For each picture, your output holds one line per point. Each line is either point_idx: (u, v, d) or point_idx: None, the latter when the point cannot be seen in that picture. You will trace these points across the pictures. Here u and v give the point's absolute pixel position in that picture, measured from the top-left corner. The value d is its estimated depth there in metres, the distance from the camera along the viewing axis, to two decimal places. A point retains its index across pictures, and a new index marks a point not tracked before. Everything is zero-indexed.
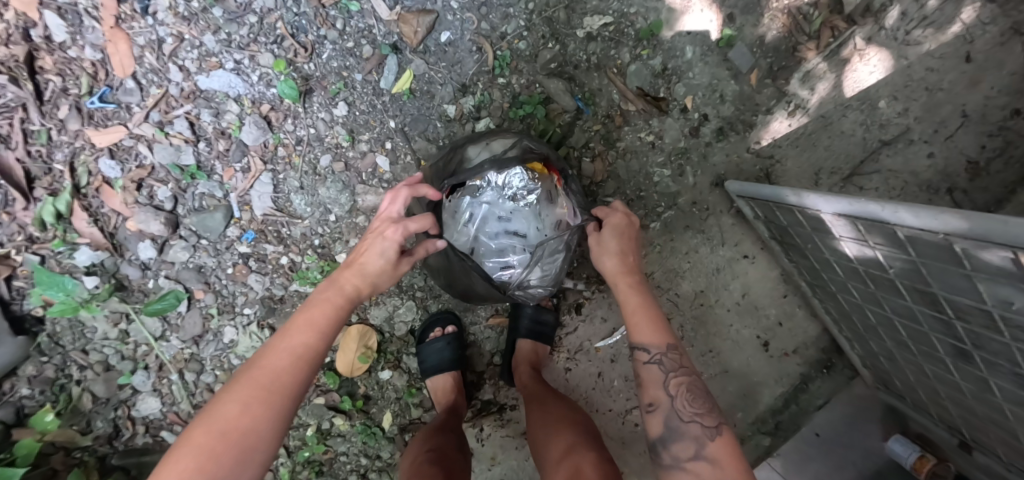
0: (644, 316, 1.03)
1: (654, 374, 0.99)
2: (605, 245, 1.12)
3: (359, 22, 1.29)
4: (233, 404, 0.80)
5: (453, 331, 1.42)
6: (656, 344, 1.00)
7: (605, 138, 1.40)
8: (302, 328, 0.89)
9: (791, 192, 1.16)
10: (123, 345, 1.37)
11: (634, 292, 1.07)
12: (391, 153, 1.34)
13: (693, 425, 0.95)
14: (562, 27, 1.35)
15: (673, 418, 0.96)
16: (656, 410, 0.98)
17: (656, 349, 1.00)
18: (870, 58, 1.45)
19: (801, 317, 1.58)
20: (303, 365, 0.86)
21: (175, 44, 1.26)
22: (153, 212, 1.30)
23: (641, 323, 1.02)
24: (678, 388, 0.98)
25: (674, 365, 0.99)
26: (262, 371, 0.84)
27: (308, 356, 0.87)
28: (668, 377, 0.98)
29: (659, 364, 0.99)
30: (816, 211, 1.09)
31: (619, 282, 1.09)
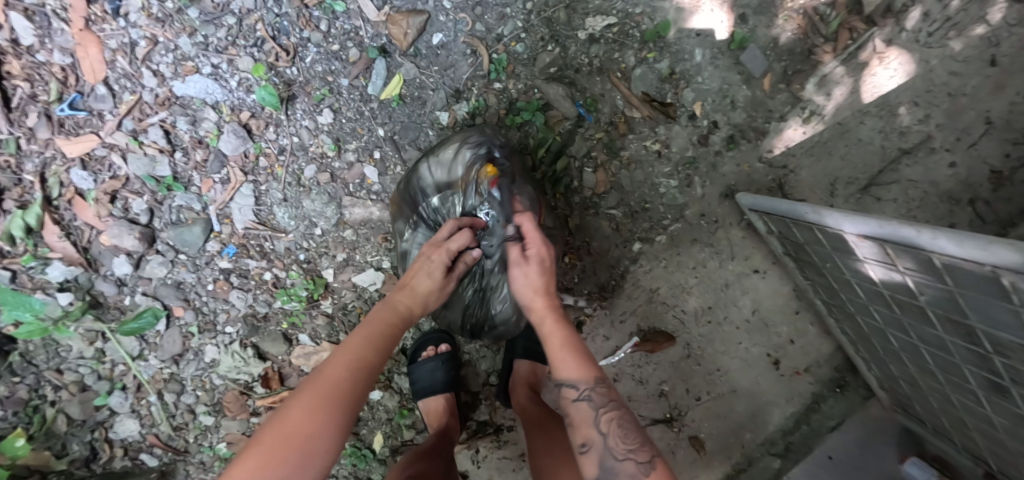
0: (569, 350, 0.97)
1: (583, 413, 0.93)
2: (523, 274, 1.02)
3: (345, 23, 1.21)
4: (296, 410, 0.83)
5: (446, 350, 1.34)
6: (586, 380, 0.94)
7: (608, 146, 1.32)
8: (361, 342, 0.95)
9: (810, 210, 1.07)
10: (99, 364, 1.30)
11: (558, 325, 0.98)
12: (380, 163, 1.26)
13: (627, 462, 0.89)
14: (563, 29, 1.27)
15: (607, 458, 0.90)
16: (588, 451, 0.92)
17: (584, 385, 0.94)
18: (890, 62, 1.36)
19: (814, 334, 1.50)
20: (359, 373, 0.90)
21: (149, 47, 1.18)
22: (127, 226, 1.22)
23: (566, 359, 0.96)
24: (609, 423, 0.92)
25: (603, 400, 0.94)
26: (330, 378, 0.88)
27: (369, 367, 0.92)
28: (597, 415, 0.93)
29: (588, 401, 0.94)
30: (839, 230, 1.00)
31: (542, 312, 1.00)
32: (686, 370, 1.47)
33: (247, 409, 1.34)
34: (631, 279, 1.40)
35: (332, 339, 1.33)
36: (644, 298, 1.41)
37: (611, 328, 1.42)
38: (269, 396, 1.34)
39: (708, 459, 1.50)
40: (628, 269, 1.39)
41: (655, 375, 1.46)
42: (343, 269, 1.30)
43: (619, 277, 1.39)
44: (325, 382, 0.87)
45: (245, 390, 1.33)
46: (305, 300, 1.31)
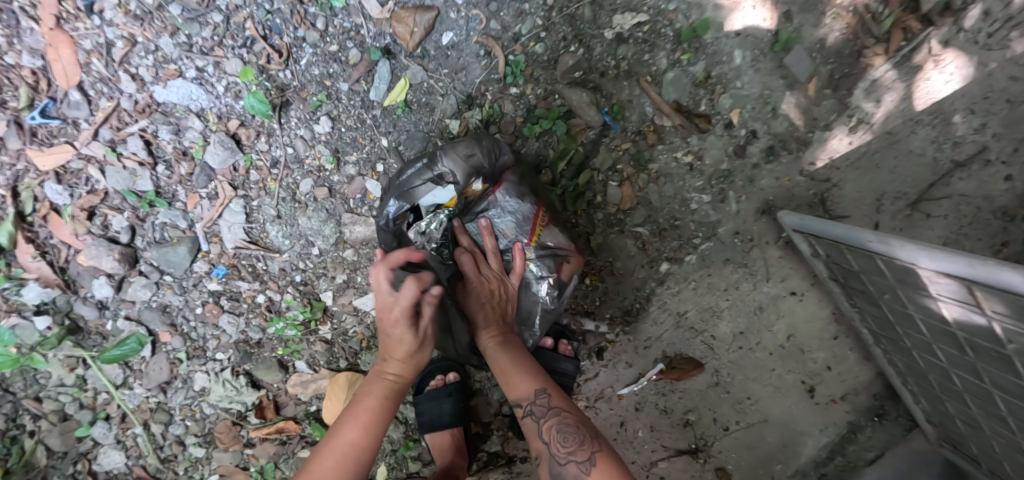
0: (512, 372, 1.02)
1: (531, 427, 0.99)
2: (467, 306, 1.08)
3: (344, 20, 1.08)
4: None
5: (455, 379, 1.25)
6: (525, 395, 1.00)
7: (635, 158, 1.19)
8: (350, 426, 0.93)
9: (875, 239, 0.92)
10: (80, 392, 1.20)
11: (501, 349, 1.04)
12: (384, 177, 1.14)
13: (570, 464, 0.92)
14: (587, 27, 1.14)
15: (554, 464, 0.94)
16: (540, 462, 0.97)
17: (526, 400, 1.00)
18: (946, 65, 1.22)
19: (853, 360, 1.38)
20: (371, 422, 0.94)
21: (126, 48, 1.06)
22: (106, 246, 1.11)
23: (509, 378, 1.02)
24: (550, 432, 0.96)
25: (544, 409, 0.98)
26: (317, 474, 0.87)
27: (357, 454, 0.90)
28: (540, 426, 0.97)
29: (531, 415, 0.99)
30: (910, 264, 0.87)
31: (489, 340, 1.06)
32: (714, 398, 1.36)
33: (241, 440, 1.24)
34: (657, 303, 1.28)
35: (332, 365, 1.23)
36: (670, 322, 1.30)
37: (634, 354, 1.31)
38: (265, 426, 1.23)
39: None
40: (654, 292, 1.27)
41: (680, 404, 1.35)
42: (344, 292, 1.19)
43: (644, 300, 1.28)
44: (341, 439, 0.91)
45: (239, 420, 1.23)
46: (303, 325, 1.20)
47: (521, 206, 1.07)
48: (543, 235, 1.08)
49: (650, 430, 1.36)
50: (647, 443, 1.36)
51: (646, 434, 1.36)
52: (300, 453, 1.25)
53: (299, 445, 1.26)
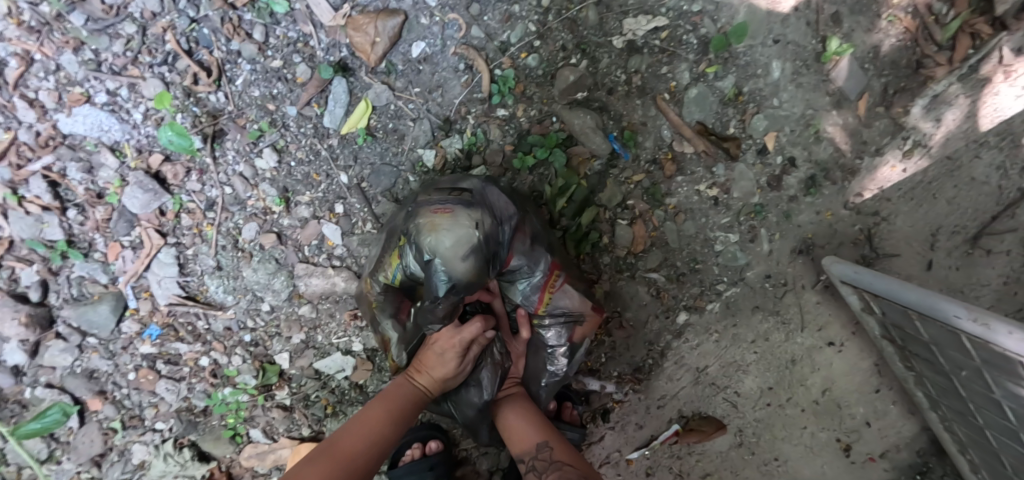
0: (516, 420, 0.92)
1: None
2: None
3: (289, 29, 0.88)
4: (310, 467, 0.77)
5: (437, 449, 1.05)
6: (527, 448, 0.88)
7: (649, 193, 0.99)
8: (379, 410, 0.86)
9: (969, 316, 0.72)
10: (0, 467, 1.02)
11: (515, 397, 0.96)
12: (345, 219, 0.95)
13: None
14: (591, 35, 0.92)
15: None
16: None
17: (525, 456, 0.88)
18: (1017, 77, 1.00)
19: (896, 415, 1.20)
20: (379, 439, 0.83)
21: (21, 67, 0.85)
22: (13, 305, 0.93)
23: (516, 428, 0.91)
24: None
25: (544, 463, 0.85)
26: (341, 443, 0.81)
27: (382, 441, 0.83)
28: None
29: (531, 470, 0.86)
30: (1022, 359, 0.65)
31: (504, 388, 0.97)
32: (737, 460, 1.18)
33: None
34: (673, 357, 1.09)
35: (293, 434, 1.05)
36: (688, 379, 1.11)
37: (645, 415, 1.13)
38: None
39: None
40: (670, 346, 1.08)
41: (698, 467, 1.17)
42: (302, 353, 1.00)
43: (658, 355, 1.09)
44: (366, 428, 0.84)
45: None
46: (255, 390, 1.02)
47: (534, 275, 0.91)
48: (555, 299, 0.93)
49: None
50: None
51: None
52: None
53: None
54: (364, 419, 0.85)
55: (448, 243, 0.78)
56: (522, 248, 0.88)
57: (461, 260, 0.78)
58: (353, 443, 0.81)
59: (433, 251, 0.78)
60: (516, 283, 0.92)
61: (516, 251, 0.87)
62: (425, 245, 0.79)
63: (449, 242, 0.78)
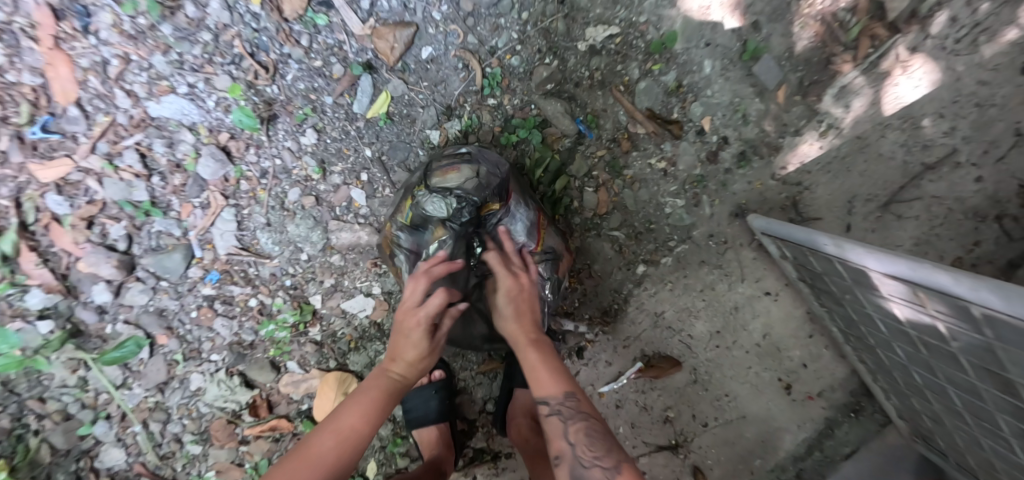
0: (541, 368, 0.98)
1: (554, 425, 0.94)
2: (499, 308, 1.06)
3: (327, 37, 1.13)
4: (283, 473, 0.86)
5: (440, 377, 1.31)
6: (553, 394, 0.96)
7: (610, 165, 1.24)
8: (351, 411, 0.94)
9: (829, 242, 0.99)
10: (82, 392, 1.25)
11: (533, 346, 1.01)
12: (368, 185, 1.20)
13: (596, 471, 0.90)
14: (561, 40, 1.18)
15: (576, 468, 0.91)
16: (561, 464, 0.93)
17: (552, 398, 0.96)
18: (913, 71, 1.24)
19: (828, 358, 1.41)
20: (348, 439, 0.91)
21: (121, 66, 1.11)
22: (105, 254, 1.17)
23: (539, 376, 0.98)
24: (579, 434, 0.93)
25: (572, 411, 0.94)
26: (311, 448, 0.89)
27: (351, 438, 0.91)
28: (566, 426, 0.94)
29: (558, 413, 0.95)
30: (862, 266, 0.93)
31: (518, 339, 1.03)
32: (693, 395, 1.40)
33: (236, 437, 1.30)
34: (635, 303, 1.33)
35: (322, 366, 1.28)
36: (648, 322, 1.34)
37: (613, 353, 1.36)
38: (258, 424, 1.29)
39: None
40: (632, 293, 1.32)
41: (660, 401, 1.39)
42: (332, 295, 1.24)
43: (623, 301, 1.33)
44: (338, 425, 0.92)
45: (234, 418, 1.29)
46: (293, 327, 1.25)
47: (527, 212, 1.15)
48: (546, 239, 1.17)
49: (631, 426, 1.40)
50: (628, 438, 1.40)
51: (626, 429, 1.40)
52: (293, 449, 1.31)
53: (292, 442, 1.31)
54: (333, 420, 0.93)
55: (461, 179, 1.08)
56: (517, 190, 1.14)
57: (468, 196, 1.07)
58: (320, 445, 0.90)
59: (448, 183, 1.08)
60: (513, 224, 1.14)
61: (512, 190, 1.13)
62: (439, 188, 1.08)
63: (459, 180, 1.08)
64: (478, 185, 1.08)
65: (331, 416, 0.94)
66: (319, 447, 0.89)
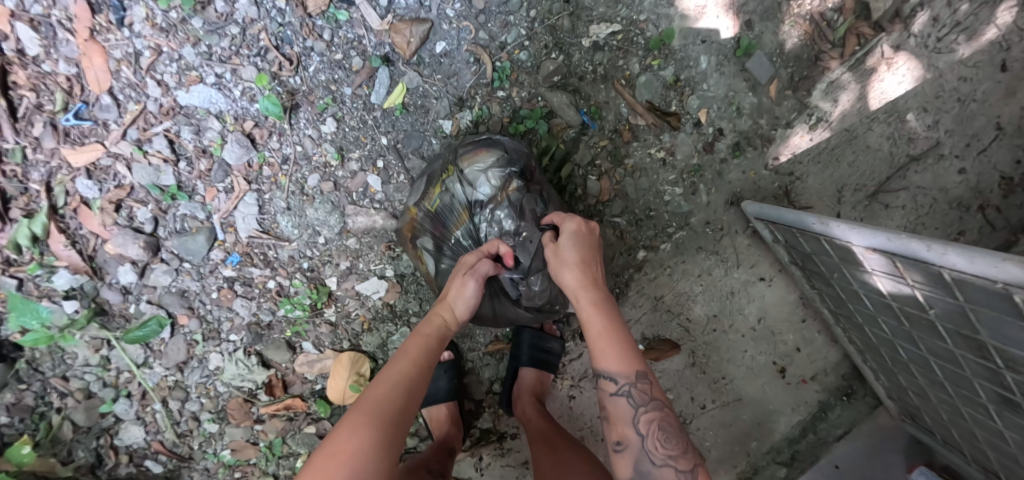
0: (610, 342, 0.93)
1: (622, 410, 0.91)
2: (563, 255, 1.03)
3: (348, 32, 1.21)
4: (345, 426, 0.82)
5: (449, 358, 1.37)
6: (624, 375, 0.91)
7: (612, 155, 1.31)
8: (403, 359, 0.94)
9: (816, 220, 1.07)
10: (104, 371, 1.30)
11: (595, 308, 0.97)
12: (384, 172, 1.27)
13: (667, 468, 0.88)
14: (566, 36, 1.26)
15: (644, 461, 0.89)
16: (624, 450, 0.90)
17: (623, 380, 0.91)
18: (898, 67, 1.33)
19: (821, 342, 1.48)
20: (382, 426, 0.82)
21: (153, 57, 1.18)
22: (132, 235, 1.23)
23: (606, 349, 0.93)
24: (648, 425, 0.90)
25: (643, 399, 0.91)
26: (371, 399, 0.86)
27: (410, 382, 0.90)
28: (636, 414, 0.91)
29: (627, 397, 0.91)
30: (845, 242, 1.00)
31: (580, 296, 0.99)
32: (691, 378, 1.46)
33: (251, 417, 1.34)
34: (635, 287, 1.40)
35: (336, 346, 1.34)
36: (648, 305, 1.41)
37: None
38: (273, 403, 1.34)
39: (711, 468, 1.49)
40: (633, 277, 1.39)
41: (659, 383, 1.46)
42: (347, 277, 1.30)
43: (624, 284, 1.39)
44: (393, 374, 0.90)
45: (249, 398, 1.34)
46: (309, 308, 1.31)
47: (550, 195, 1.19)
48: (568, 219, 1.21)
49: None
50: None
51: None
52: (306, 428, 1.36)
53: (306, 422, 1.36)
54: (361, 408, 0.84)
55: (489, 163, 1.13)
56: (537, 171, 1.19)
57: (494, 176, 1.12)
58: (351, 438, 0.80)
59: (477, 168, 1.13)
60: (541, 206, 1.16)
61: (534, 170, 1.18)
62: (466, 172, 1.14)
63: (488, 164, 1.13)
64: (504, 167, 1.13)
65: (356, 407, 0.85)
66: (352, 438, 0.80)
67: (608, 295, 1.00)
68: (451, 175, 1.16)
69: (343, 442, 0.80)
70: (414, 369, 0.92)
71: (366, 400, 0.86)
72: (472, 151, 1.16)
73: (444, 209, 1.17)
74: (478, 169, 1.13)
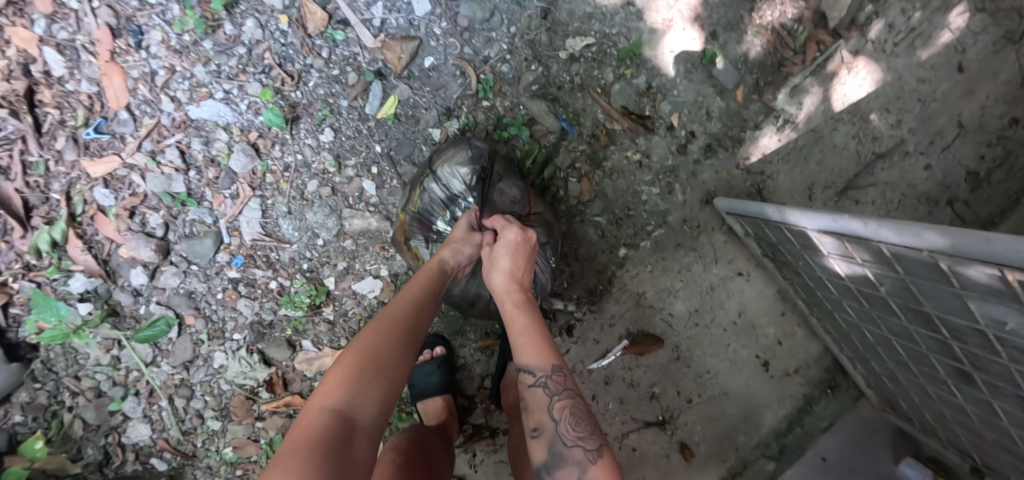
0: (531, 337, 0.99)
1: (539, 398, 0.95)
2: (497, 261, 1.10)
3: (344, 49, 1.32)
4: (370, 332, 0.91)
5: (441, 353, 1.42)
6: (540, 366, 0.95)
7: (591, 158, 1.41)
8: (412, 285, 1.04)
9: (774, 210, 1.17)
10: (114, 371, 1.37)
11: (519, 309, 1.04)
12: (378, 177, 1.36)
13: (577, 449, 0.90)
14: (545, 50, 1.37)
15: (558, 443, 0.91)
16: (540, 436, 0.93)
17: (540, 371, 0.95)
18: (858, 71, 1.42)
19: (802, 336, 1.52)
20: (402, 333, 0.93)
21: (167, 76, 1.29)
22: (144, 239, 1.32)
23: (525, 345, 0.98)
24: (562, 411, 0.94)
25: (557, 389, 0.94)
26: (389, 312, 0.96)
27: (421, 301, 1.01)
28: (550, 401, 0.94)
29: (544, 387, 0.95)
30: (802, 228, 1.09)
31: (506, 299, 1.07)
32: (676, 372, 1.51)
33: (252, 414, 1.41)
34: (619, 284, 1.47)
35: (334, 344, 1.41)
36: (631, 302, 1.48)
37: (600, 332, 1.48)
38: (274, 400, 1.41)
39: (700, 463, 1.53)
40: (616, 274, 1.46)
41: (645, 378, 1.50)
42: (344, 277, 1.38)
43: (607, 281, 1.47)
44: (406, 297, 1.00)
45: (251, 395, 1.40)
46: (308, 307, 1.38)
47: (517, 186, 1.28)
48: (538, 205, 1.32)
49: (619, 403, 1.51)
50: (617, 415, 1.51)
51: (615, 407, 1.51)
52: None
53: None
54: (383, 317, 0.95)
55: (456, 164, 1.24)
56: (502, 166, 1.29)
57: (462, 173, 1.24)
58: (376, 340, 0.90)
59: (447, 169, 1.24)
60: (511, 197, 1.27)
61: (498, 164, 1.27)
62: (439, 172, 1.25)
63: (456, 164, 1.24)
64: (470, 162, 1.24)
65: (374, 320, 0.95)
66: (377, 340, 0.90)
67: (532, 300, 1.07)
68: (426, 177, 1.27)
69: (369, 343, 0.89)
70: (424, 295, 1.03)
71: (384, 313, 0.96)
72: (443, 154, 1.27)
73: (427, 211, 1.26)
74: (449, 168, 1.24)
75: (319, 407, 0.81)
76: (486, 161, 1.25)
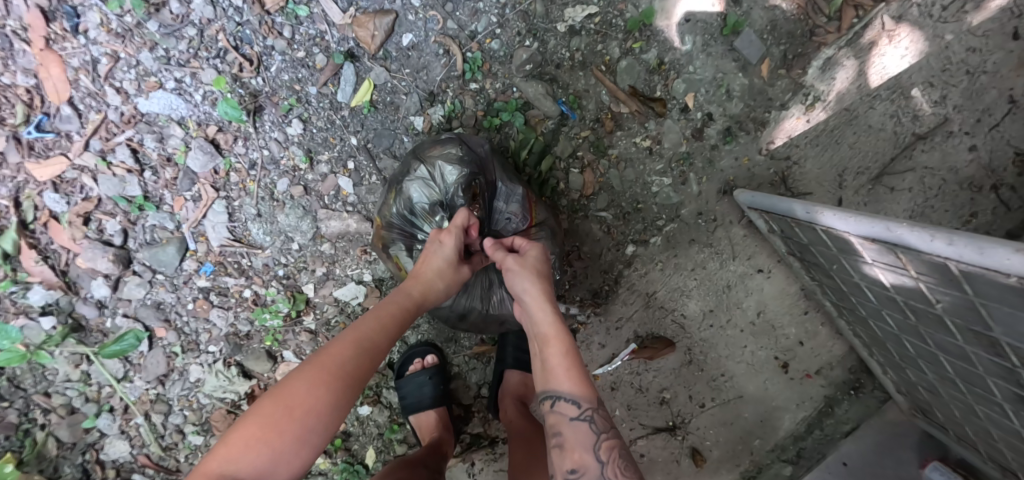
0: (575, 363, 0.90)
1: (582, 435, 0.87)
2: (525, 271, 0.98)
3: (309, 28, 1.18)
4: (300, 379, 0.79)
5: (433, 362, 1.32)
6: (589, 400, 0.88)
7: (595, 145, 1.26)
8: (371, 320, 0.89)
9: (802, 208, 1.04)
10: (86, 387, 1.25)
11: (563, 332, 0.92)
12: (355, 173, 1.23)
13: None
14: (540, 22, 1.21)
15: None
16: (579, 477, 0.85)
17: (586, 405, 0.88)
18: (900, 40, 1.22)
19: (826, 335, 1.37)
20: (338, 394, 0.80)
21: (110, 64, 1.15)
22: (101, 249, 1.20)
23: (566, 371, 0.89)
24: (609, 452, 0.86)
25: (605, 427, 0.88)
26: (329, 353, 0.82)
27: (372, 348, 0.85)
28: (597, 440, 0.87)
29: (588, 423, 0.87)
30: (842, 232, 0.94)
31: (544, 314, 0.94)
32: (689, 376, 1.37)
33: None
34: (626, 284, 1.34)
35: None
36: (640, 303, 1.34)
37: (606, 335, 1.36)
38: None
39: (713, 469, 1.38)
40: (623, 274, 1.33)
41: (656, 382, 1.37)
42: (324, 283, 1.26)
43: (613, 282, 1.34)
44: (352, 334, 0.86)
45: (232, 409, 1.29)
46: (286, 317, 1.27)
47: (514, 192, 1.11)
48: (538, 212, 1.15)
49: (627, 409, 1.38)
50: (624, 421, 1.38)
51: (624, 412, 1.39)
52: None
53: None
54: (321, 359, 0.81)
55: (446, 163, 1.06)
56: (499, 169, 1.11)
57: (450, 174, 1.05)
58: (306, 398, 0.78)
59: (435, 169, 1.06)
60: (504, 203, 1.10)
61: (494, 168, 1.10)
62: (424, 169, 1.07)
63: (445, 163, 1.06)
64: (459, 161, 1.06)
65: (315, 359, 0.82)
66: (305, 396, 0.78)
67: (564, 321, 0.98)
68: (403, 176, 1.09)
69: (293, 397, 0.78)
70: (378, 326, 0.89)
71: (322, 353, 0.83)
72: (432, 148, 1.09)
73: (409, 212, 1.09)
74: (434, 166, 1.06)
75: (220, 471, 0.74)
76: (480, 164, 1.07)
